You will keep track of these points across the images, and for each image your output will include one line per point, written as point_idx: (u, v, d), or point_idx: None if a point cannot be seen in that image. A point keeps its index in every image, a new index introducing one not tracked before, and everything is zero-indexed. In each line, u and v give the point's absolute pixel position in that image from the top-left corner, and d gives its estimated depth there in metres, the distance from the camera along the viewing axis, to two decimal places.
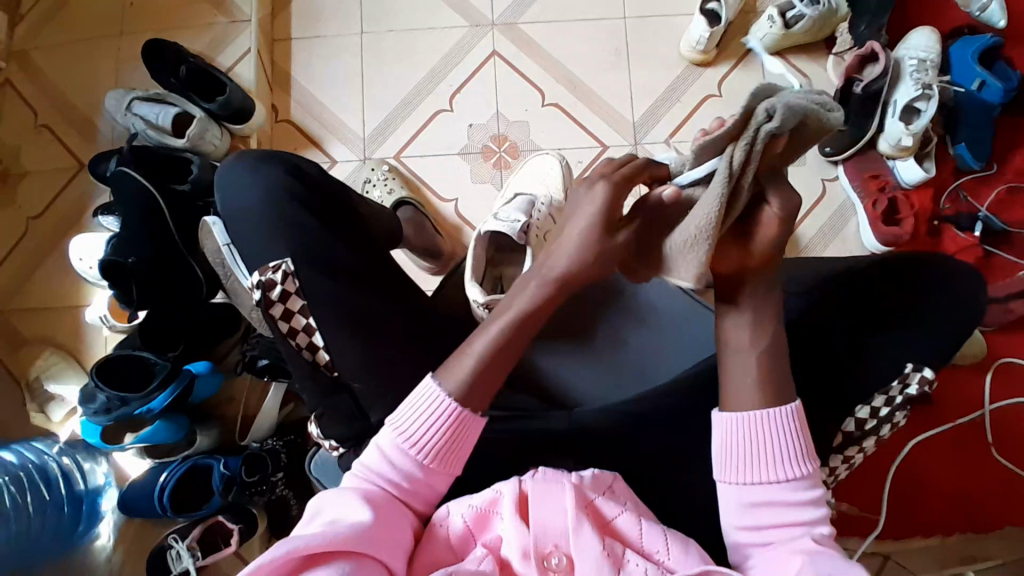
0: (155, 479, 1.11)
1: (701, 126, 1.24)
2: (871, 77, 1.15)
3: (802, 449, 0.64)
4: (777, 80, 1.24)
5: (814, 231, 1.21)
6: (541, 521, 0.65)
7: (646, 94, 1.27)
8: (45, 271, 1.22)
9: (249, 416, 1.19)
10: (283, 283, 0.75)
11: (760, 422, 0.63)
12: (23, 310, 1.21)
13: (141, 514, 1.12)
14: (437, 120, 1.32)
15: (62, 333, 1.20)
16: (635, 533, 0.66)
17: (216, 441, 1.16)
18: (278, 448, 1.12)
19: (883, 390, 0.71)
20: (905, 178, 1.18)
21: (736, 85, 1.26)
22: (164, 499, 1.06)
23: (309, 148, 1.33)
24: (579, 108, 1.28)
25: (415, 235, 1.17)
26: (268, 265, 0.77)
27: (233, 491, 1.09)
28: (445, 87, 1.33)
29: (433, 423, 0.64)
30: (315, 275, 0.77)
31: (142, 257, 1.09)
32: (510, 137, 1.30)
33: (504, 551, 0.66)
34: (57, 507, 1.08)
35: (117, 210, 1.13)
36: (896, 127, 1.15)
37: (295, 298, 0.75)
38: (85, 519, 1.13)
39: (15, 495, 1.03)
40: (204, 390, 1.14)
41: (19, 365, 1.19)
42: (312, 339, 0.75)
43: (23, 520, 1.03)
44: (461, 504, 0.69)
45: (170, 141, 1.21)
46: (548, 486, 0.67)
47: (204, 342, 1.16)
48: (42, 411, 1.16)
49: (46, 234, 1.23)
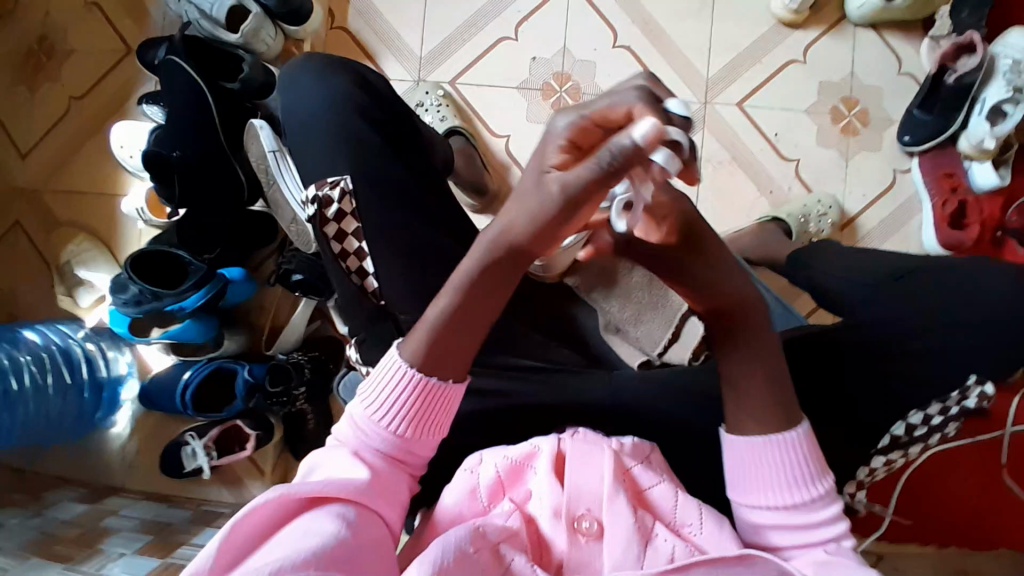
0: (179, 376, 1.11)
1: (772, 96, 1.19)
2: (965, 69, 1.05)
3: (812, 469, 0.63)
4: (862, 58, 1.18)
5: (875, 222, 1.16)
6: (575, 483, 0.65)
7: (725, 51, 1.20)
8: (84, 153, 1.19)
9: (277, 328, 1.18)
10: (341, 202, 0.72)
11: (767, 449, 0.62)
12: (60, 190, 1.19)
13: (161, 408, 1.14)
14: (500, 50, 1.25)
15: (97, 219, 1.18)
16: (671, 506, 0.66)
17: (243, 347, 1.17)
18: (302, 362, 1.13)
19: (941, 398, 0.72)
20: (979, 183, 1.09)
21: (821, 55, 1.19)
22: (187, 396, 1.07)
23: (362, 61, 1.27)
24: (651, 58, 1.21)
25: (466, 166, 1.13)
26: (327, 179, 0.73)
27: (256, 397, 1.10)
28: (512, 15, 1.25)
29: (401, 390, 0.62)
30: (373, 196, 0.73)
31: (186, 153, 1.05)
32: (573, 77, 1.23)
33: (534, 507, 0.66)
34: (78, 392, 1.09)
35: (163, 100, 1.09)
36: (979, 127, 1.06)
37: (351, 220, 0.72)
38: (105, 406, 1.15)
39: (36, 376, 1.04)
40: (236, 295, 1.13)
41: (52, 247, 1.18)
42: (363, 264, 0.72)
43: (43, 400, 1.04)
44: (497, 453, 0.69)
45: (223, 36, 1.15)
46: (587, 449, 0.67)
47: (240, 249, 1.14)
48: (70, 295, 1.15)
49: (89, 116, 1.20)
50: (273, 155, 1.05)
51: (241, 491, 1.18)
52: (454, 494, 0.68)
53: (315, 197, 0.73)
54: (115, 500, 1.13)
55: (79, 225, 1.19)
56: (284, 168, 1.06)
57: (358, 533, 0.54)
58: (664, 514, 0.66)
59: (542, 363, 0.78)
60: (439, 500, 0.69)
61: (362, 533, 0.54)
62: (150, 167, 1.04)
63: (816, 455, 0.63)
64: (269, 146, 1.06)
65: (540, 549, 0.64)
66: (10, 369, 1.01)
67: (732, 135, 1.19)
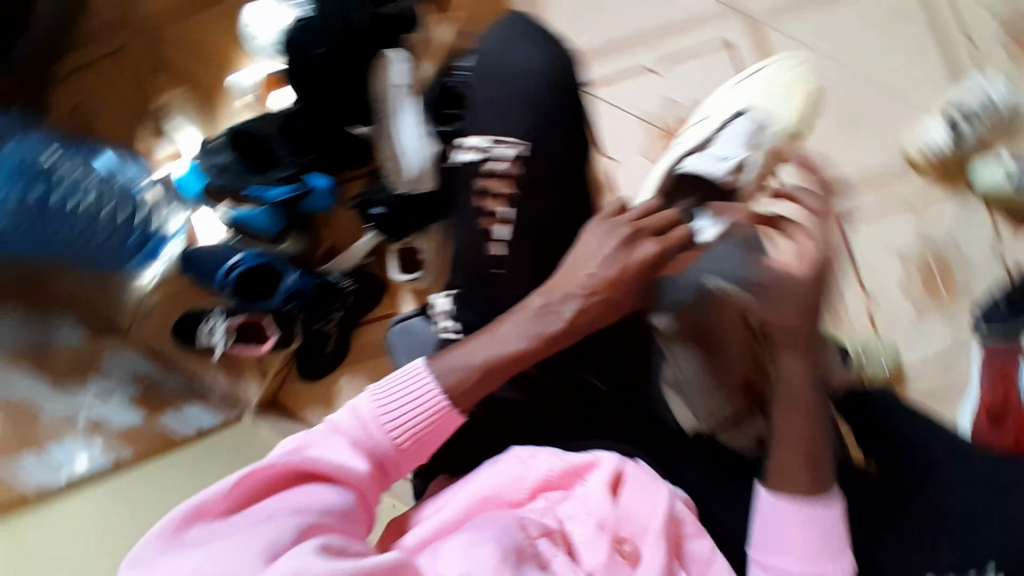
0: (227, 255, 1.09)
1: (870, 228, 1.22)
2: None
3: (835, 544, 0.58)
4: (971, 227, 1.18)
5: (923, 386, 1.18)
6: (627, 505, 0.60)
7: (847, 168, 1.22)
8: (216, 13, 1.19)
9: (335, 249, 1.18)
10: (512, 163, 0.73)
11: (792, 507, 0.59)
12: (180, 37, 1.19)
13: (195, 275, 1.11)
14: (640, 80, 1.26)
15: (204, 78, 1.18)
16: (704, 560, 0.60)
17: (298, 253, 1.15)
18: (348, 289, 1.13)
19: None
20: None
21: (933, 205, 1.20)
22: (229, 278, 1.05)
23: None
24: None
25: None
26: (507, 138, 0.74)
27: (294, 304, 1.08)
28: (665, 52, 1.26)
29: (419, 397, 0.62)
30: (508, 172, 0.73)
31: (330, 53, 1.02)
32: None
33: (574, 512, 0.60)
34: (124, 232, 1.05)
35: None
36: None
37: (510, 185, 0.73)
38: (141, 255, 1.09)
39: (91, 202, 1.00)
40: (317, 203, 1.11)
41: (153, 86, 1.19)
42: (499, 227, 0.73)
43: (89, 225, 1.02)
44: (556, 456, 0.63)
45: None
46: (646, 484, 0.61)
47: (336, 162, 1.12)
48: (154, 138, 1.17)
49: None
50: (404, 90, 1.06)
51: (239, 381, 1.17)
52: (500, 473, 0.62)
53: (484, 148, 0.74)
54: (112, 346, 1.12)
55: (191, 78, 1.18)
56: (410, 101, 1.05)
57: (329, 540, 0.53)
58: (691, 567, 0.60)
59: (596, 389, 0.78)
60: (478, 472, 0.63)
61: (348, 525, 0.55)
62: (292, 51, 1.02)
63: (844, 532, 0.59)
64: (400, 79, 1.06)
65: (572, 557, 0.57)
66: (70, 185, 0.98)
67: None
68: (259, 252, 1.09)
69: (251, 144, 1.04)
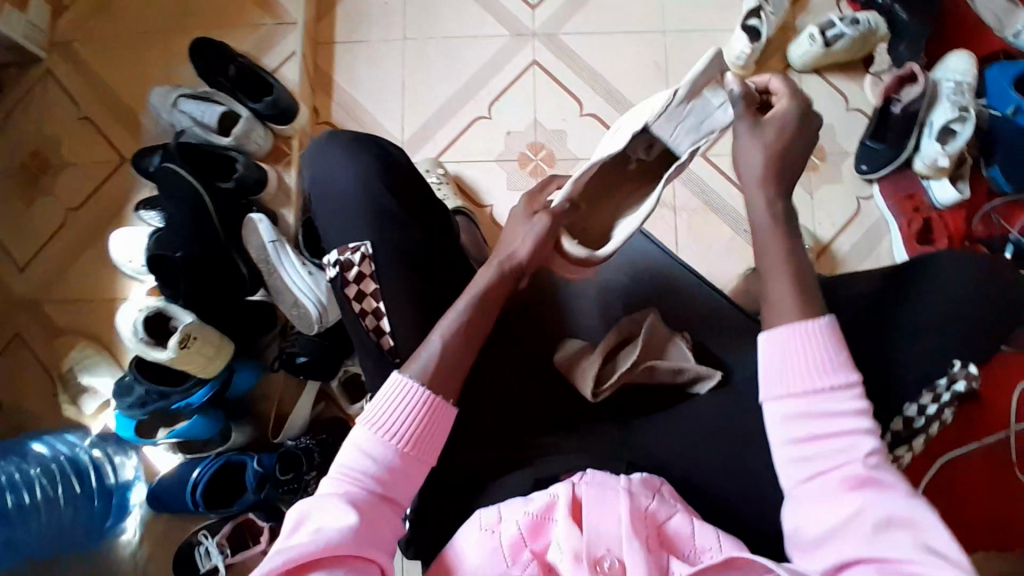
0: (186, 474, 1.01)
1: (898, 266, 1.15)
2: (909, 98, 1.09)
3: (837, 361, 0.59)
4: (879, 219, 1.18)
5: (847, 248, 1.17)
6: (593, 527, 0.60)
7: (880, 226, 1.17)
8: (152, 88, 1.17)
9: (283, 415, 1.08)
10: (360, 264, 0.71)
11: (796, 336, 0.60)
12: (113, 118, 1.16)
13: (168, 511, 1.02)
14: None
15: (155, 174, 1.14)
16: (686, 535, 0.62)
17: (249, 440, 1.07)
18: (313, 446, 1.01)
19: (928, 388, 0.65)
20: (939, 199, 1.12)
21: (853, 127, 1.21)
22: (195, 495, 0.98)
23: (511, 88, 1.22)
24: (829, 171, 1.20)
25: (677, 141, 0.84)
26: (348, 245, 0.73)
27: (266, 489, 0.99)
28: None
29: (409, 398, 0.65)
30: (396, 258, 0.72)
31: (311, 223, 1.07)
32: (727, 170, 1.20)
33: (553, 551, 0.61)
34: (85, 499, 0.98)
35: (358, 99, 1.22)
36: (930, 147, 1.09)
37: (375, 297, 0.70)
38: (114, 513, 1.01)
39: (45, 488, 0.94)
40: (242, 385, 1.04)
41: (90, 211, 1.13)
42: (380, 322, 0.70)
43: (51, 511, 0.95)
44: (516, 509, 0.63)
45: (421, 59, 1.23)
46: (602, 489, 0.63)
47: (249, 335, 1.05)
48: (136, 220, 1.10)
49: (122, 121, 1.16)
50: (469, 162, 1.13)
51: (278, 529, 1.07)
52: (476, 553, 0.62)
53: (341, 258, 0.72)
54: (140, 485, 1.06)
55: None
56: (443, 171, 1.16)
57: (364, 523, 0.60)
58: (682, 548, 0.61)
59: (602, 419, 0.76)
60: (463, 540, 0.63)
61: (359, 459, 0.63)
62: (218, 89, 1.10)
63: (841, 353, 0.60)
64: (490, 151, 1.20)
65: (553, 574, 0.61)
66: (17, 483, 0.93)
67: (874, 244, 1.17)
68: (213, 383, 0.97)
69: (184, 197, 0.98)
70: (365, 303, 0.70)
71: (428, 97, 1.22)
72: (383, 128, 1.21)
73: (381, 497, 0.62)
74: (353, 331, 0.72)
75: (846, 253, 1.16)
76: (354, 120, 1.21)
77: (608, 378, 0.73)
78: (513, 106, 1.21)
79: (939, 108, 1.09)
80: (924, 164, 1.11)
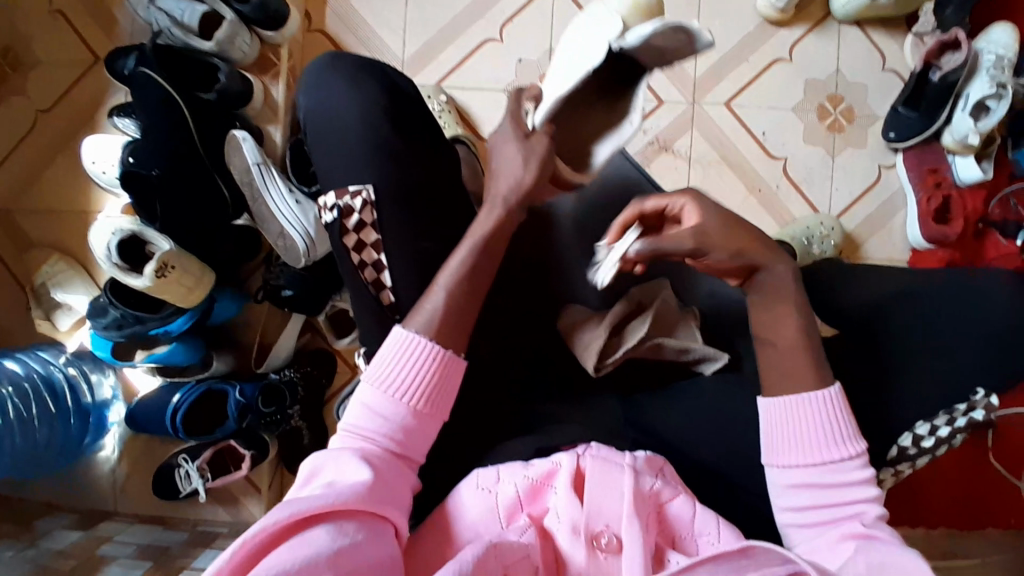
0: (168, 398, 0.99)
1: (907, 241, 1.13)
2: (951, 66, 1.00)
3: (847, 431, 0.58)
4: (898, 192, 1.13)
5: (858, 222, 1.12)
6: (594, 501, 0.56)
7: (895, 197, 1.13)
8: None
9: (266, 345, 1.06)
10: (361, 212, 0.65)
11: (796, 403, 0.58)
12: (85, 6, 1.04)
13: (148, 432, 1.01)
14: (717, 63, 1.12)
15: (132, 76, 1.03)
16: (686, 519, 0.58)
17: (232, 367, 1.05)
18: (296, 381, 1.03)
19: (949, 410, 0.63)
20: (962, 176, 1.07)
21: (888, 89, 1.13)
22: (175, 421, 0.96)
23: (527, 9, 1.10)
24: (855, 134, 1.13)
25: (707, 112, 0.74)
26: (348, 189, 0.66)
27: (248, 418, 0.98)
28: (723, 26, 1.12)
29: (422, 354, 0.60)
30: (396, 210, 0.65)
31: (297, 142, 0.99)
32: (748, 123, 1.12)
33: (553, 519, 0.57)
34: (62, 418, 0.94)
35: (357, 8, 1.10)
36: (964, 121, 1.02)
37: (377, 249, 0.65)
38: (92, 431, 1.01)
39: (19, 408, 0.88)
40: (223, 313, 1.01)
41: (61, 111, 1.03)
42: (381, 276, 0.65)
43: (28, 432, 0.89)
44: (515, 472, 0.59)
45: None
46: (606, 465, 0.58)
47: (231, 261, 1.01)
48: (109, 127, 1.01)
49: (94, 12, 1.04)
50: None
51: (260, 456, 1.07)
52: (471, 514, 0.58)
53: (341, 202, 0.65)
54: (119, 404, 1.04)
55: None
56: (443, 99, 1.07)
57: (380, 481, 0.55)
58: (678, 530, 0.58)
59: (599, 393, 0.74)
60: (461, 497, 0.59)
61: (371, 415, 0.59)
62: None
63: (850, 419, 0.59)
64: (499, 80, 1.10)
65: (555, 552, 0.56)
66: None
67: (888, 218, 1.13)
68: (194, 311, 0.94)
69: (162, 108, 0.88)
70: (366, 254, 0.65)
71: (435, 13, 1.10)
72: (383, 45, 1.10)
73: (395, 454, 0.58)
74: (351, 282, 0.67)
75: (857, 224, 1.12)
76: (351, 34, 1.10)
77: (613, 352, 0.69)
78: (527, 30, 1.10)
79: (976, 81, 1.02)
80: (953, 139, 1.05)
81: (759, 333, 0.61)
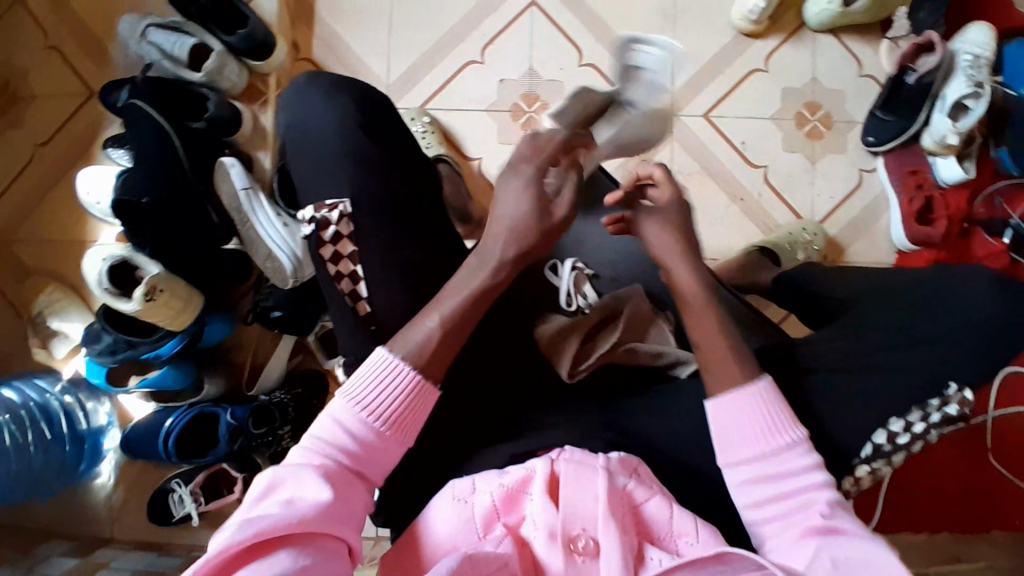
0: (162, 421, 1.00)
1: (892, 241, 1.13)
2: (926, 68, 1.02)
3: (784, 420, 0.59)
4: (881, 195, 1.14)
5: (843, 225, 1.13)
6: (569, 505, 0.57)
7: (879, 202, 1.14)
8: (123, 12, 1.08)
9: (257, 366, 1.07)
10: (338, 224, 0.66)
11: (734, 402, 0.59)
12: (82, 43, 1.08)
13: (142, 457, 1.02)
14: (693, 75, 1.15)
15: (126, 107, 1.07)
16: (663, 519, 0.58)
17: (225, 389, 1.06)
18: (288, 403, 1.04)
19: (921, 406, 0.62)
20: (944, 176, 1.06)
21: (865, 94, 1.15)
22: (168, 445, 0.96)
23: (508, 31, 1.14)
24: (834, 140, 1.14)
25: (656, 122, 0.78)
26: (325, 202, 0.67)
27: (239, 441, 0.98)
28: (700, 40, 1.14)
29: (386, 371, 0.61)
30: (372, 223, 0.67)
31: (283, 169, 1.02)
32: (727, 133, 1.14)
33: (529, 527, 0.58)
34: (58, 445, 0.95)
35: (343, 36, 1.14)
36: (942, 122, 1.02)
37: (353, 261, 0.66)
38: (87, 457, 1.01)
39: (14, 434, 0.90)
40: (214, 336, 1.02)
41: (59, 143, 1.07)
42: (357, 287, 0.66)
43: (23, 459, 0.91)
44: (490, 481, 0.59)
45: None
46: (580, 467, 0.59)
47: (221, 285, 1.02)
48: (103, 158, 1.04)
49: (91, 49, 1.08)
50: None
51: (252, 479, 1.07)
52: (446, 525, 0.58)
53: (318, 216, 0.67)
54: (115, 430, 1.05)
55: None
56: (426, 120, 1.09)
57: (337, 499, 0.56)
58: (655, 531, 0.58)
59: None
60: (438, 511, 0.59)
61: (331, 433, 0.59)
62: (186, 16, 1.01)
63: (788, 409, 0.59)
64: (482, 99, 1.13)
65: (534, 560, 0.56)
66: None
67: (872, 221, 1.13)
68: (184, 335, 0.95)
69: (151, 137, 0.91)
70: (342, 267, 0.66)
71: (419, 37, 1.14)
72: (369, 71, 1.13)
73: (353, 472, 0.59)
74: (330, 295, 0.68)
75: (841, 228, 1.13)
76: (338, 60, 1.13)
77: (587, 358, 0.69)
78: (508, 51, 1.14)
79: (954, 81, 1.02)
80: (933, 140, 1.05)
81: (733, 331, 0.61)
